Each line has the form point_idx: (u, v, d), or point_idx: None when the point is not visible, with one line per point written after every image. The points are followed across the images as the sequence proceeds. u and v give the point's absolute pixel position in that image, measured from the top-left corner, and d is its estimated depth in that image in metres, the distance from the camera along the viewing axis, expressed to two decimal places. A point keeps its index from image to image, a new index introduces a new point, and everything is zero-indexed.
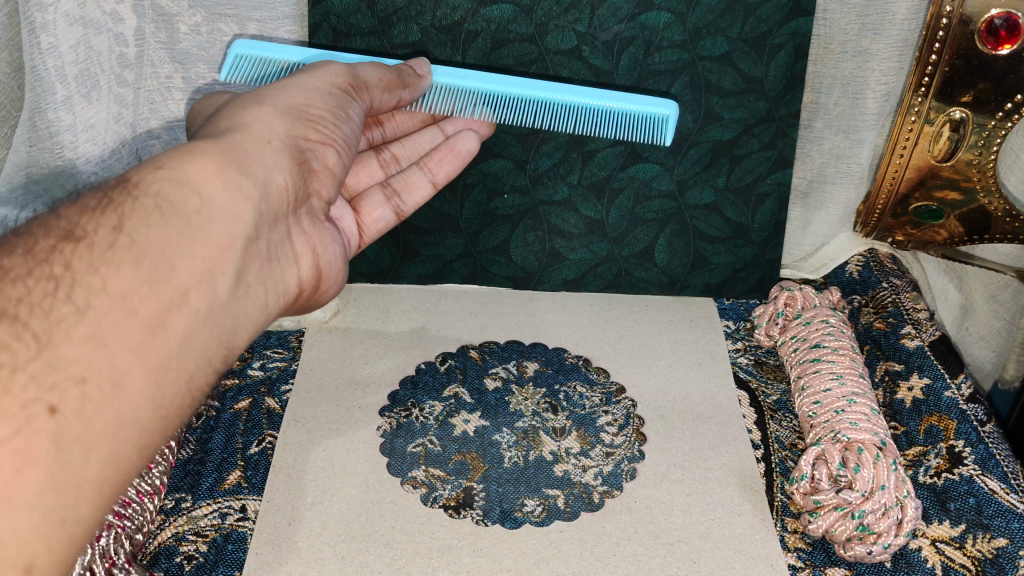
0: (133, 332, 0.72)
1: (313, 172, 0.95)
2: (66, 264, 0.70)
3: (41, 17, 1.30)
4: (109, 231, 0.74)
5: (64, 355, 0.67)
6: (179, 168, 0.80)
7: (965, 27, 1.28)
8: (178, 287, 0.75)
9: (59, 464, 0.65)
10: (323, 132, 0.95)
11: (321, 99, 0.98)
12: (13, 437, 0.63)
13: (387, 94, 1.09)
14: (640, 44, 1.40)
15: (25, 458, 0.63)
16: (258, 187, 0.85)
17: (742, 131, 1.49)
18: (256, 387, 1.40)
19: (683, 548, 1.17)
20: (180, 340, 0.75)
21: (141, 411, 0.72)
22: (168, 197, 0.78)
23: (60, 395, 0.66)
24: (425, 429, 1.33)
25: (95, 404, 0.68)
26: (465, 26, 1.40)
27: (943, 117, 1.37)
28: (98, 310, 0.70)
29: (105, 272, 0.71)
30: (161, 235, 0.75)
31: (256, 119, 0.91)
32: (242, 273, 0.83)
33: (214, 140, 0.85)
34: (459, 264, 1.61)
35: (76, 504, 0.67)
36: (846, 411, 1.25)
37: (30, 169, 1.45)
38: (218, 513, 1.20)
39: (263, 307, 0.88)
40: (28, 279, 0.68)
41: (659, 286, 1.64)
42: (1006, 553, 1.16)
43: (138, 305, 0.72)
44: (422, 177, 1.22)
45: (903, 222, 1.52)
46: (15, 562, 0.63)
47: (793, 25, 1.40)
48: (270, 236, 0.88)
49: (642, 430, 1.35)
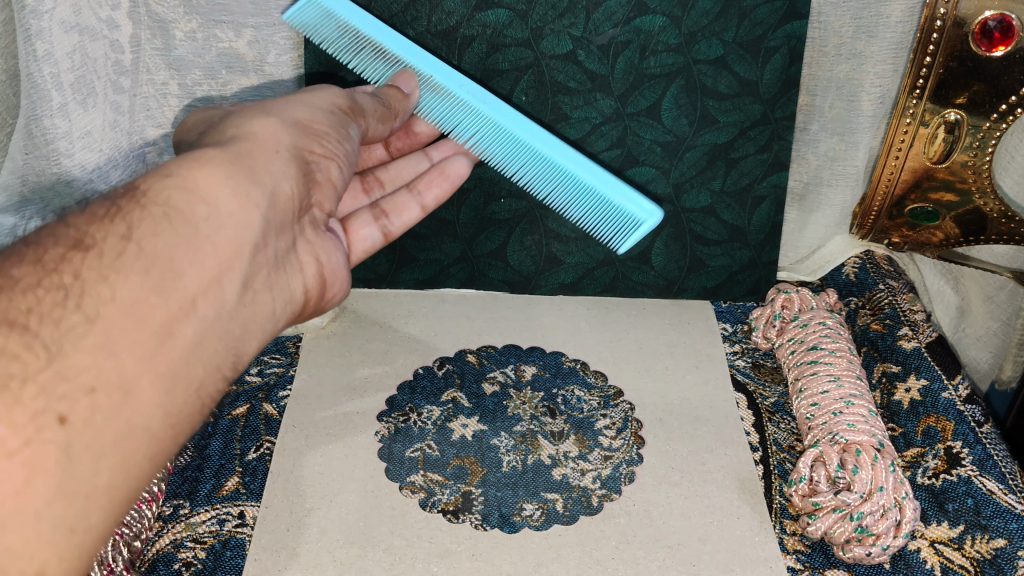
0: (143, 340, 0.72)
1: (318, 184, 0.95)
2: (75, 273, 0.71)
3: (36, 24, 1.30)
4: (117, 240, 0.74)
5: (74, 363, 0.68)
6: (188, 176, 0.80)
7: (959, 29, 1.29)
8: (187, 294, 0.76)
9: (69, 474, 0.66)
10: (326, 146, 0.96)
11: (324, 116, 0.99)
12: (23, 448, 0.64)
13: (381, 124, 1.11)
14: (635, 48, 1.41)
15: (35, 468, 0.64)
16: (265, 195, 0.84)
17: (738, 135, 1.49)
18: (253, 394, 1.40)
19: (683, 551, 1.17)
20: (188, 347, 0.76)
21: (150, 420, 0.73)
22: (176, 205, 0.78)
23: (70, 405, 0.67)
24: (423, 434, 1.33)
25: (105, 414, 0.69)
26: (460, 31, 1.40)
27: (938, 119, 1.38)
28: (107, 319, 0.70)
29: (113, 281, 0.72)
30: (168, 243, 0.75)
31: (263, 129, 0.91)
32: (250, 280, 0.83)
33: (221, 148, 0.86)
34: (457, 268, 1.62)
35: (86, 513, 0.68)
36: (844, 412, 1.25)
37: (26, 177, 1.46)
38: (216, 519, 1.20)
39: (270, 314, 0.88)
40: (38, 288, 0.69)
41: (656, 290, 1.64)
42: (1005, 554, 1.16)
43: (147, 314, 0.72)
44: (411, 200, 1.19)
45: (899, 223, 1.53)
46: (25, 570, 0.64)
47: (789, 28, 1.40)
48: (277, 244, 0.88)
49: (640, 433, 1.35)
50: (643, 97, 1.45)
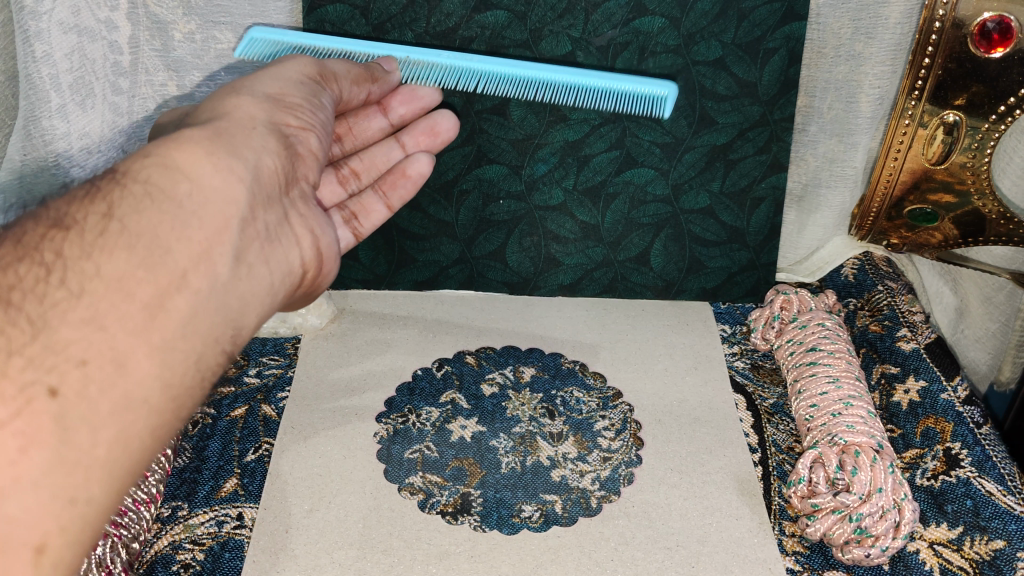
0: (133, 314, 0.75)
1: (299, 156, 0.96)
2: (58, 252, 0.75)
3: (35, 25, 1.31)
4: (100, 218, 0.77)
5: (61, 337, 0.71)
6: (167, 156, 0.82)
7: (958, 30, 1.29)
8: (176, 270, 0.78)
9: (64, 444, 0.70)
10: (303, 117, 0.97)
11: (295, 88, 0.99)
12: (15, 418, 0.67)
13: (355, 86, 1.10)
14: (634, 49, 1.41)
15: (29, 439, 0.68)
16: (249, 169, 0.86)
17: (737, 135, 1.49)
18: (252, 396, 1.39)
19: (682, 552, 1.17)
20: (183, 321, 0.78)
21: (148, 393, 0.76)
22: (157, 182, 0.80)
23: (60, 376, 0.70)
24: (422, 435, 1.33)
25: (98, 385, 0.72)
26: (459, 32, 1.40)
27: (937, 120, 1.38)
28: (93, 294, 0.73)
29: (97, 258, 0.75)
30: (152, 220, 0.78)
31: (237, 107, 0.93)
32: (242, 253, 0.84)
33: (201, 127, 0.88)
34: (455, 270, 1.62)
35: (87, 484, 0.71)
36: (842, 414, 1.25)
37: (24, 178, 1.44)
38: (214, 521, 1.20)
39: (269, 287, 0.89)
40: (20, 266, 0.73)
41: (654, 291, 1.64)
42: (1004, 555, 1.16)
43: (135, 288, 0.75)
44: (377, 201, 1.22)
45: (898, 225, 1.53)
46: (26, 540, 0.67)
47: (788, 29, 1.40)
48: (267, 217, 0.88)
49: (639, 434, 1.35)
50: None
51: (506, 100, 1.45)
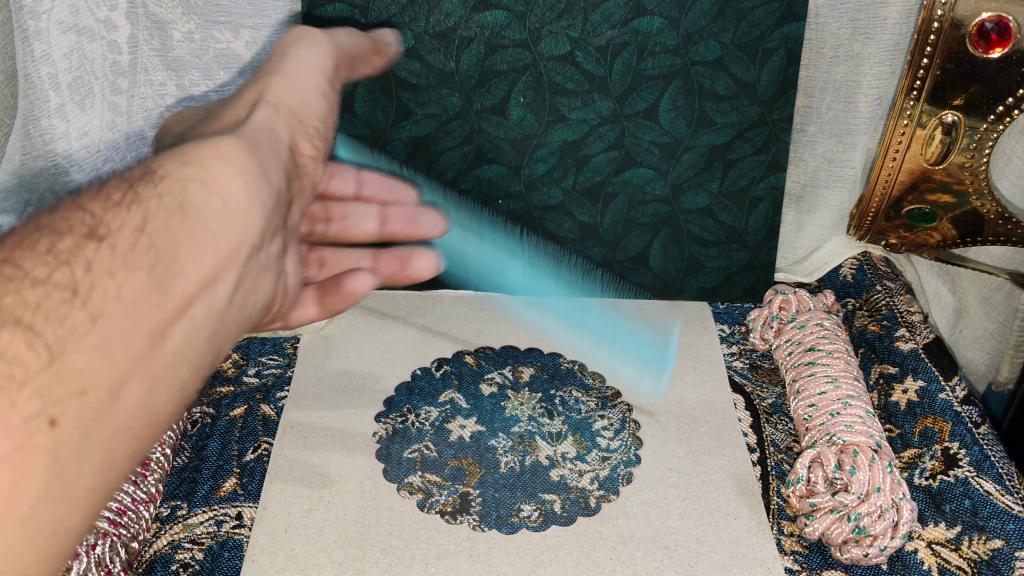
0: (139, 339, 0.65)
1: (300, 179, 0.91)
2: (87, 265, 0.65)
3: (34, 25, 1.30)
4: (132, 229, 0.67)
5: (73, 365, 0.61)
6: (206, 166, 0.74)
7: (956, 31, 1.29)
8: (182, 296, 0.68)
9: (55, 478, 0.60)
10: (315, 144, 0.93)
11: (317, 107, 0.95)
12: (14, 453, 0.57)
13: None
14: (633, 49, 1.41)
15: (24, 475, 0.58)
16: (273, 196, 0.80)
17: (736, 136, 1.49)
18: (251, 395, 1.39)
19: (680, 552, 1.17)
20: (176, 352, 0.69)
21: (131, 425, 0.66)
22: (191, 196, 0.71)
23: (63, 407, 0.60)
24: (421, 435, 1.33)
25: (95, 416, 0.62)
26: (458, 32, 1.41)
27: (935, 120, 1.38)
28: (110, 318, 0.63)
29: (121, 276, 0.65)
30: (179, 238, 0.69)
31: (263, 118, 0.87)
32: (240, 283, 0.77)
33: (235, 135, 0.80)
34: (455, 269, 1.62)
35: (66, 515, 0.61)
36: (841, 413, 1.26)
37: (23, 176, 1.45)
38: (213, 521, 1.20)
39: (247, 319, 0.80)
40: (47, 283, 0.62)
41: (653, 290, 1.65)
42: (1002, 555, 1.16)
43: (147, 313, 0.66)
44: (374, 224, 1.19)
45: (896, 225, 1.53)
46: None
47: (786, 30, 1.40)
48: (270, 246, 0.82)
49: (637, 434, 1.35)
50: (641, 98, 1.45)
51: (505, 100, 1.46)
